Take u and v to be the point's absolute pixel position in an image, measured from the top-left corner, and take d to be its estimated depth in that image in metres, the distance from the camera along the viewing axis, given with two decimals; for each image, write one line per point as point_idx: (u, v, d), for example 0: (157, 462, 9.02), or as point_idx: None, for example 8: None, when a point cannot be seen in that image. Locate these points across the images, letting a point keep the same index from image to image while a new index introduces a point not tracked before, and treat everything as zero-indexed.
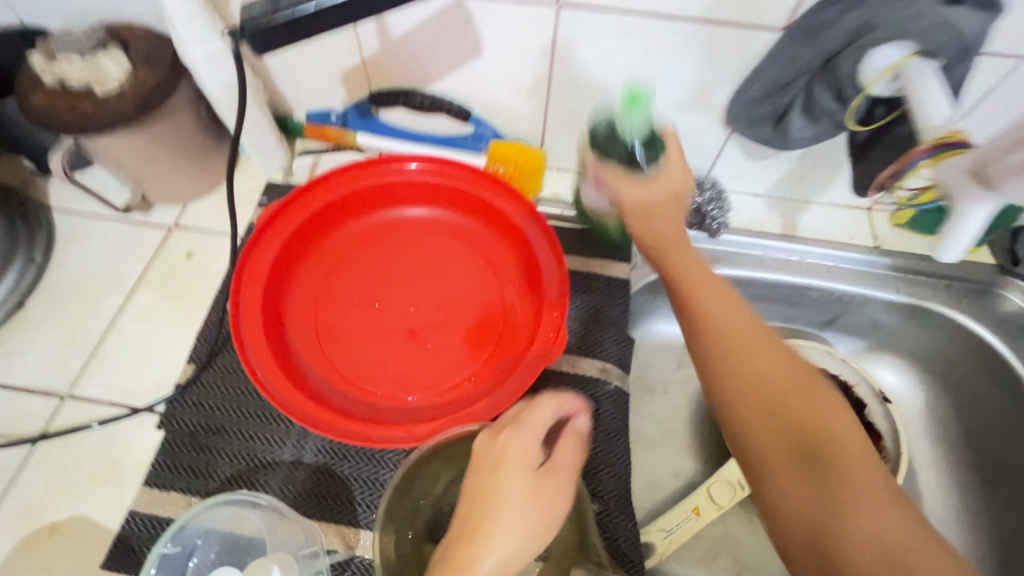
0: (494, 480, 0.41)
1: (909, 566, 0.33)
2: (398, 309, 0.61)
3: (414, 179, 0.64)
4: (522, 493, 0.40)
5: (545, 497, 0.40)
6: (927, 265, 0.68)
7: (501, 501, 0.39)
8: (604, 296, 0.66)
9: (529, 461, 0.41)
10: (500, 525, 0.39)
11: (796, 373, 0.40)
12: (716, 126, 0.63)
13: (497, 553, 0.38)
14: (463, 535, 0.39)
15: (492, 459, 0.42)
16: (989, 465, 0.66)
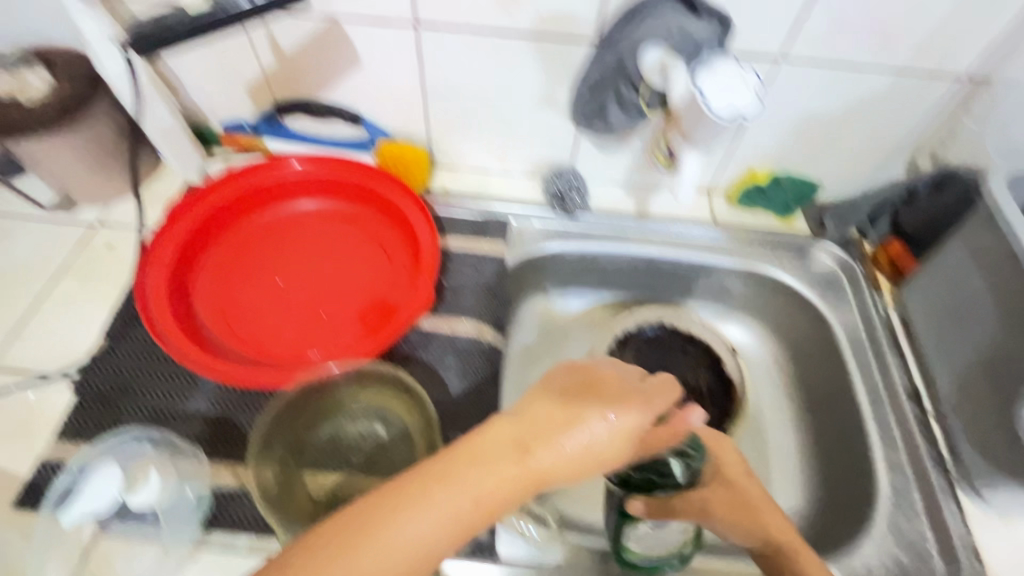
0: (576, 400, 0.43)
1: None
2: (296, 284, 0.70)
3: (303, 176, 0.74)
4: (486, 497, 0.37)
5: (619, 431, 0.42)
6: (756, 235, 0.81)
7: (574, 419, 0.42)
8: (480, 267, 0.76)
9: (521, 482, 0.39)
10: (570, 432, 0.41)
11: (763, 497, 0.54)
12: (566, 122, 0.76)
13: (552, 455, 0.40)
14: (522, 439, 0.40)
15: (583, 389, 0.45)
16: (814, 403, 0.75)
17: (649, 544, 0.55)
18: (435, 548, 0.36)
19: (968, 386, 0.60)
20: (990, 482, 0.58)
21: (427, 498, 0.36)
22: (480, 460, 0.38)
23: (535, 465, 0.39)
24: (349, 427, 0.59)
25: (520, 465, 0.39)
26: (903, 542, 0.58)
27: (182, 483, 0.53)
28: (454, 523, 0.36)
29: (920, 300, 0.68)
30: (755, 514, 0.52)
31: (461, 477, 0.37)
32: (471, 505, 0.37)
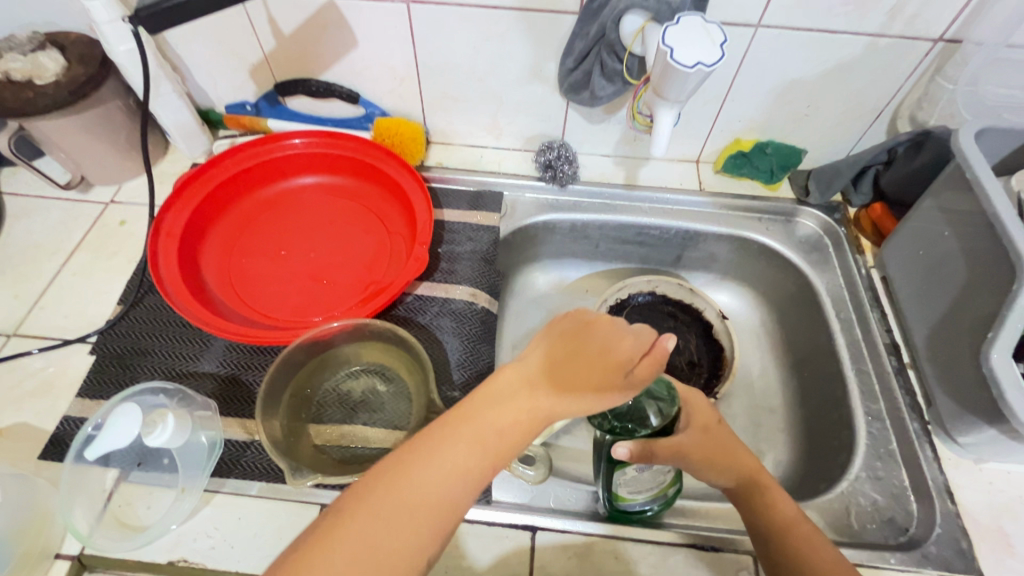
0: (570, 346, 0.42)
1: (825, 543, 0.47)
2: (300, 255, 0.74)
3: (303, 152, 0.78)
4: (498, 434, 0.40)
5: (611, 367, 0.41)
6: (741, 200, 0.83)
7: (564, 359, 0.42)
8: (475, 238, 0.80)
9: (529, 418, 0.40)
10: (568, 374, 0.41)
11: (737, 445, 0.54)
12: (555, 95, 0.79)
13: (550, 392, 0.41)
14: (528, 381, 0.41)
15: (575, 332, 0.43)
16: (798, 360, 0.78)
17: (636, 490, 0.54)
18: (470, 481, 0.38)
19: (941, 335, 0.63)
20: (961, 428, 0.59)
21: (452, 437, 0.39)
22: (492, 402, 0.40)
23: (537, 403, 0.41)
24: (348, 382, 0.63)
25: (527, 401, 0.41)
26: (880, 485, 0.60)
27: (196, 430, 0.57)
28: (481, 456, 0.39)
29: (899, 256, 0.71)
30: (726, 456, 0.53)
31: (479, 418, 0.40)
32: (490, 440, 0.39)
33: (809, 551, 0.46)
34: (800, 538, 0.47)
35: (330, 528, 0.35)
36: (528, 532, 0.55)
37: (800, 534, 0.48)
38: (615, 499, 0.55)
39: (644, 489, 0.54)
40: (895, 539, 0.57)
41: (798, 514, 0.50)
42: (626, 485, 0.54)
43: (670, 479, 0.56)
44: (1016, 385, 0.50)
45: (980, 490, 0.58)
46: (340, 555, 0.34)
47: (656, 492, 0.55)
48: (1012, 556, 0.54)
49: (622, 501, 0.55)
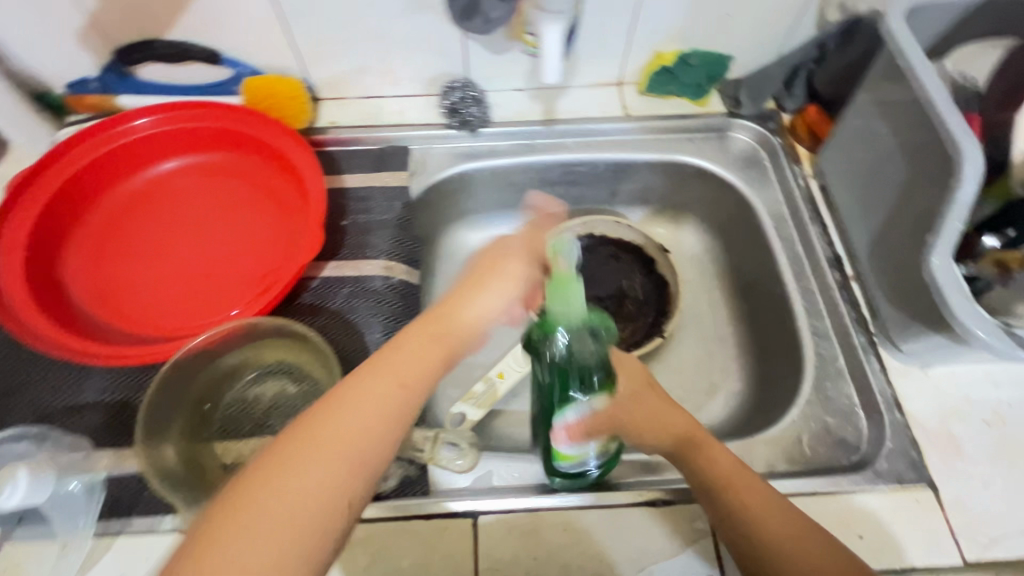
0: (484, 277, 0.46)
1: (763, 496, 0.45)
2: (181, 251, 0.64)
3: (160, 130, 0.66)
4: (423, 365, 0.39)
5: (524, 290, 0.47)
6: (669, 121, 0.76)
7: (497, 266, 0.47)
8: (385, 204, 0.71)
9: (451, 348, 0.42)
10: (479, 299, 0.45)
11: (669, 408, 0.50)
12: (448, 26, 0.69)
13: (480, 307, 0.44)
14: (444, 317, 0.43)
15: (489, 265, 0.47)
16: (744, 286, 0.75)
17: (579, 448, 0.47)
18: (396, 421, 0.37)
19: (881, 242, 0.59)
20: (908, 336, 0.57)
21: (374, 380, 0.37)
22: (412, 341, 0.40)
23: (470, 317, 0.44)
24: (256, 387, 0.56)
25: (449, 338, 0.42)
26: (830, 406, 0.58)
27: (63, 479, 0.49)
28: (404, 393, 0.38)
29: (837, 161, 0.66)
30: (656, 426, 0.49)
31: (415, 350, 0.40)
32: (429, 369, 0.40)
33: (749, 508, 0.44)
34: (740, 496, 0.45)
35: (243, 496, 0.31)
36: (470, 518, 0.51)
37: (740, 490, 0.45)
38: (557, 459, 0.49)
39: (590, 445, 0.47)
40: (848, 459, 0.55)
41: (737, 465, 0.47)
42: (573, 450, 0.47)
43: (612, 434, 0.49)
44: (958, 289, 0.46)
45: (929, 397, 0.56)
46: (256, 522, 0.31)
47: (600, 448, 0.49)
48: (962, 459, 0.53)
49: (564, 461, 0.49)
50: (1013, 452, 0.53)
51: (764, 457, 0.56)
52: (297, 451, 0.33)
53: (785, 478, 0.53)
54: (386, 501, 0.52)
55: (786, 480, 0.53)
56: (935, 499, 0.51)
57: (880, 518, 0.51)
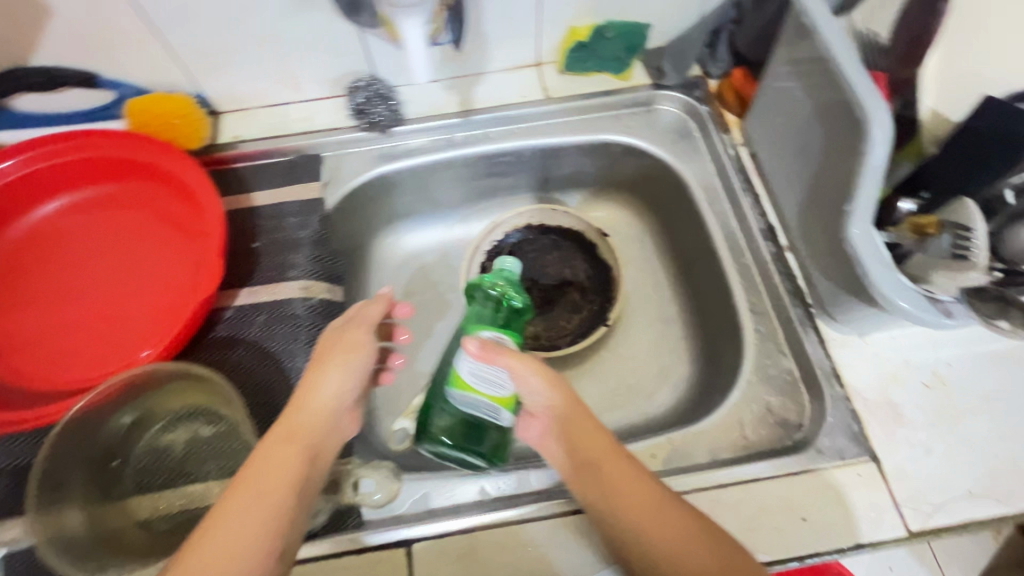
0: (321, 362, 0.46)
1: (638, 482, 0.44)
2: (75, 296, 0.59)
3: (35, 169, 0.60)
4: (275, 479, 0.38)
5: (362, 366, 0.47)
6: (592, 100, 0.73)
7: (332, 350, 0.47)
8: (300, 220, 0.67)
9: (303, 453, 0.41)
10: (319, 385, 0.45)
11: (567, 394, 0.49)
12: (339, 22, 0.63)
13: (329, 389, 0.45)
14: (292, 421, 0.42)
15: (326, 346, 0.48)
16: (686, 264, 0.72)
17: (480, 376, 0.48)
18: (265, 539, 0.36)
19: (809, 210, 0.57)
20: (841, 307, 0.55)
21: (230, 506, 0.37)
22: (263, 453, 0.40)
23: (317, 403, 0.44)
24: (166, 435, 0.53)
25: (299, 440, 0.41)
26: (771, 385, 0.57)
27: None
28: (267, 507, 0.37)
29: (763, 127, 0.63)
30: (536, 401, 0.49)
31: (282, 447, 0.41)
32: (299, 458, 0.41)
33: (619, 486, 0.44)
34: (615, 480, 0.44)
35: None
36: (404, 547, 0.49)
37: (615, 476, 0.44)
38: (456, 384, 0.50)
39: (487, 382, 0.48)
40: (790, 438, 0.54)
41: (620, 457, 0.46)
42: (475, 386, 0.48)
43: (512, 395, 0.49)
44: (878, 259, 0.44)
45: (870, 365, 0.55)
46: None
47: (495, 402, 0.49)
48: (902, 426, 0.52)
49: (459, 389, 0.49)
50: (953, 414, 0.52)
51: (707, 445, 0.55)
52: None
53: (726, 466, 0.52)
54: (311, 542, 0.49)
55: (728, 468, 0.51)
56: (878, 471, 0.50)
57: (822, 498, 0.50)
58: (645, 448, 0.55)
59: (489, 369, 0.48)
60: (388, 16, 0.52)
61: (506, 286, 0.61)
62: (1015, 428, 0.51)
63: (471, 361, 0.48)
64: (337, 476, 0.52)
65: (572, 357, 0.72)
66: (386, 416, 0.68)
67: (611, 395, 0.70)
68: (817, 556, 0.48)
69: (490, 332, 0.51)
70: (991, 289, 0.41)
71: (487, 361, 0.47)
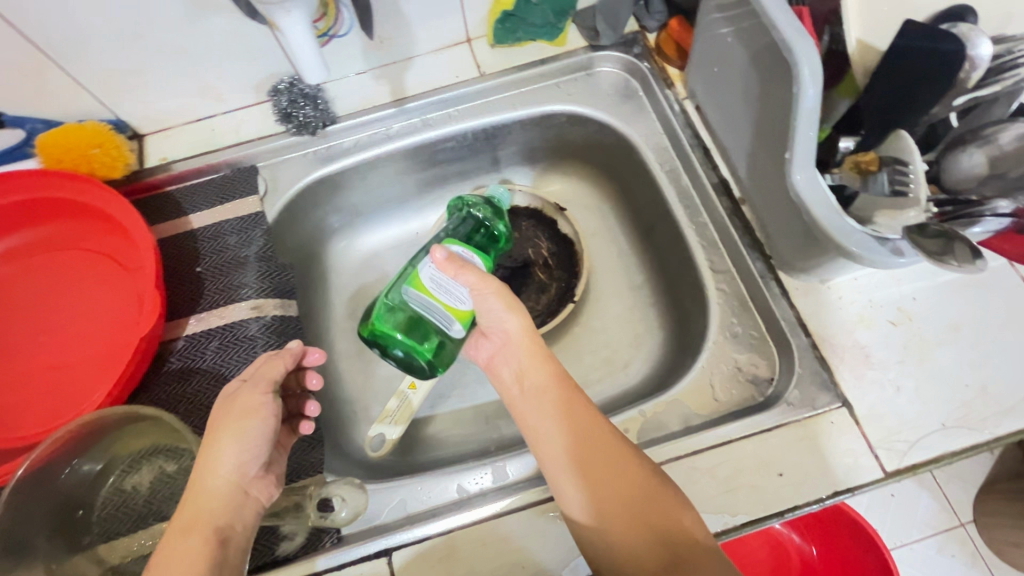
0: (213, 437, 0.44)
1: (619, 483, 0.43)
2: (17, 348, 0.57)
3: None
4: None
5: (261, 427, 0.45)
6: (528, 70, 0.69)
7: (223, 421, 0.44)
8: (241, 237, 0.64)
9: (208, 542, 0.40)
10: (213, 464, 0.43)
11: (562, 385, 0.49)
12: (247, 24, 0.59)
13: (228, 464, 0.43)
14: (190, 514, 0.41)
15: (216, 416, 0.45)
16: (645, 229, 0.71)
17: (441, 285, 0.50)
18: None
19: (757, 159, 0.55)
20: (796, 256, 0.54)
21: None
22: (165, 555, 0.39)
23: (219, 480, 0.43)
24: (130, 477, 0.52)
25: (199, 532, 0.40)
26: (738, 343, 0.56)
27: None
28: None
29: (703, 78, 0.61)
30: (493, 322, 0.52)
31: (183, 541, 0.40)
32: (205, 549, 0.40)
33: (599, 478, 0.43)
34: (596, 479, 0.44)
35: None
36: (384, 557, 0.49)
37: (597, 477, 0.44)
38: (415, 288, 0.51)
39: (445, 292, 0.50)
40: (762, 394, 0.54)
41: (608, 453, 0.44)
42: (432, 297, 0.50)
43: (468, 311, 0.51)
44: (823, 203, 0.43)
45: (835, 309, 0.53)
46: None
47: (450, 312, 0.51)
48: (871, 367, 0.51)
49: (417, 291, 0.51)
50: (921, 347, 0.51)
51: (679, 412, 0.54)
52: None
53: (699, 432, 0.51)
54: (289, 565, 0.49)
55: (702, 433, 0.51)
56: (851, 417, 0.50)
57: (797, 451, 0.49)
58: (618, 423, 0.54)
59: (450, 280, 0.50)
60: (266, 15, 0.48)
61: (489, 213, 0.66)
62: (982, 353, 0.51)
63: (433, 268, 0.50)
64: (302, 500, 0.51)
65: (543, 339, 0.71)
66: (362, 423, 0.66)
67: (585, 370, 0.69)
68: (796, 510, 0.47)
69: (460, 249, 0.52)
70: (931, 227, 0.41)
71: (449, 272, 0.50)
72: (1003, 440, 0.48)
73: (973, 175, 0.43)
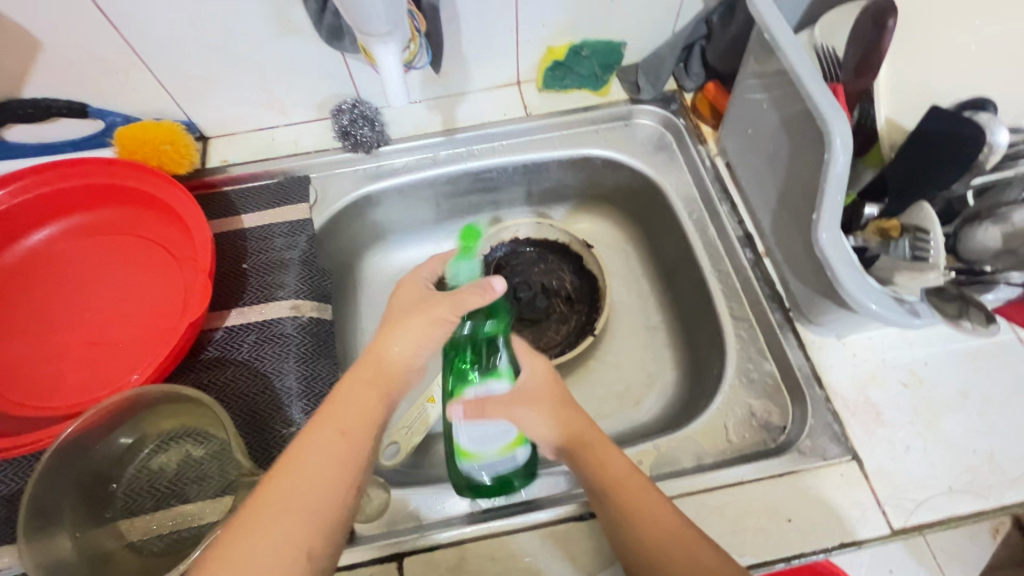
0: (402, 313, 0.48)
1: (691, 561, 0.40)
2: (64, 322, 0.60)
3: (12, 202, 0.61)
4: (359, 412, 0.43)
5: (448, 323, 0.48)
6: (571, 115, 0.75)
7: (422, 305, 0.47)
8: (287, 240, 0.68)
9: (386, 392, 0.45)
10: (402, 331, 0.46)
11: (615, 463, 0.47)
12: (323, 49, 0.65)
13: (410, 343, 0.47)
14: (374, 375, 0.45)
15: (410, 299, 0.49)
16: (668, 273, 0.74)
17: (480, 441, 0.51)
18: (343, 468, 0.40)
19: (783, 216, 0.59)
20: (815, 308, 0.56)
21: (315, 441, 0.41)
22: (343, 398, 0.44)
23: (404, 350, 0.46)
24: (159, 457, 0.53)
25: (374, 382, 0.45)
26: (753, 389, 0.58)
27: None
28: (341, 445, 0.41)
29: (735, 139, 0.65)
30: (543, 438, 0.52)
31: (365, 388, 0.44)
32: (378, 402, 0.44)
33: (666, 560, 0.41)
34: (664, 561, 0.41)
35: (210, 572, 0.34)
36: (394, 561, 0.50)
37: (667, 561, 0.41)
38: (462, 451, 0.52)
39: (488, 435, 0.51)
40: (774, 440, 0.55)
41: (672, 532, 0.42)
42: (480, 449, 0.51)
43: (518, 436, 0.52)
44: (846, 262, 0.47)
45: (847, 366, 0.56)
46: None
47: (504, 450, 0.52)
48: (882, 425, 0.53)
49: (469, 457, 0.52)
50: (930, 411, 0.53)
51: (691, 450, 0.56)
52: (264, 511, 0.37)
53: (711, 470, 0.53)
54: None
55: (715, 472, 0.52)
56: (859, 470, 0.51)
57: (806, 498, 0.50)
58: (632, 455, 0.56)
59: (484, 427, 0.50)
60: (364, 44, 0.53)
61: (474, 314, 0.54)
62: (989, 423, 0.52)
63: (466, 430, 0.51)
64: None
65: (561, 369, 0.73)
66: None
67: (600, 404, 0.70)
68: (803, 557, 0.48)
69: (473, 389, 0.53)
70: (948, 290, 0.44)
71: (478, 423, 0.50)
72: (1008, 509, 0.49)
73: (987, 249, 0.46)
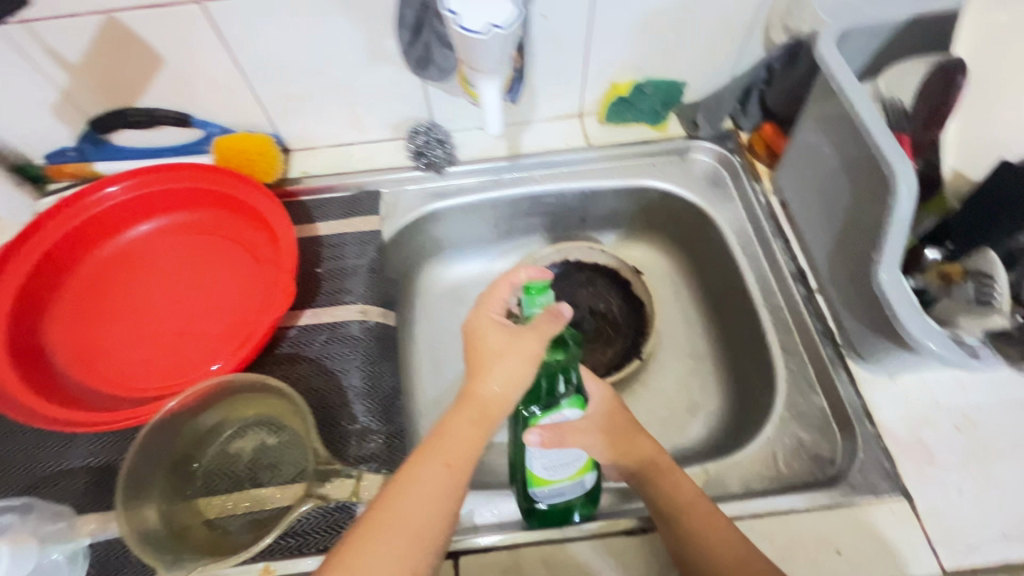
0: (476, 346, 0.47)
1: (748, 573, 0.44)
2: (156, 310, 0.65)
3: (123, 199, 0.68)
4: (463, 447, 0.44)
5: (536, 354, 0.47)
6: (629, 147, 0.79)
7: (504, 337, 0.46)
8: (359, 248, 0.73)
9: (486, 428, 0.45)
10: (493, 366, 0.46)
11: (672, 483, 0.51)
12: (406, 76, 0.71)
13: (500, 379, 0.45)
14: (480, 410, 0.45)
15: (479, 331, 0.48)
16: (717, 304, 0.76)
17: (552, 468, 0.50)
18: (450, 498, 0.42)
19: (839, 255, 0.61)
20: (869, 347, 0.58)
21: (421, 472, 0.42)
22: (447, 430, 0.45)
23: (496, 388, 0.45)
24: (235, 442, 0.57)
25: (475, 418, 0.45)
26: (803, 421, 0.59)
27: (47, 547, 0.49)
28: (447, 477, 0.43)
29: (791, 178, 0.68)
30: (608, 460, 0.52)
31: (467, 424, 0.45)
32: (479, 437, 0.45)
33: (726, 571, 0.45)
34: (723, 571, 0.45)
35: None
36: (451, 560, 0.52)
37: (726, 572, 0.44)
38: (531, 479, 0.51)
39: (559, 461, 0.50)
40: (823, 473, 0.56)
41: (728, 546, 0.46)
42: (551, 475, 0.51)
43: (587, 462, 0.52)
44: (906, 302, 0.48)
45: (898, 405, 0.57)
46: None
47: (576, 475, 0.52)
48: (934, 466, 0.54)
49: (540, 483, 0.52)
50: (984, 456, 0.54)
51: (740, 476, 0.57)
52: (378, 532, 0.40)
53: (761, 497, 0.54)
54: None
55: (765, 498, 0.54)
56: (911, 509, 0.52)
57: (857, 532, 0.51)
58: None
59: (557, 453, 0.50)
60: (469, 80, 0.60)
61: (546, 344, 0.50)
62: None
63: (540, 458, 0.50)
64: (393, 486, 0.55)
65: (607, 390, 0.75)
66: None
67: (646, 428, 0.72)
68: None
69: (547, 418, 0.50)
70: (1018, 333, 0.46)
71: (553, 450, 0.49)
72: None
73: None
